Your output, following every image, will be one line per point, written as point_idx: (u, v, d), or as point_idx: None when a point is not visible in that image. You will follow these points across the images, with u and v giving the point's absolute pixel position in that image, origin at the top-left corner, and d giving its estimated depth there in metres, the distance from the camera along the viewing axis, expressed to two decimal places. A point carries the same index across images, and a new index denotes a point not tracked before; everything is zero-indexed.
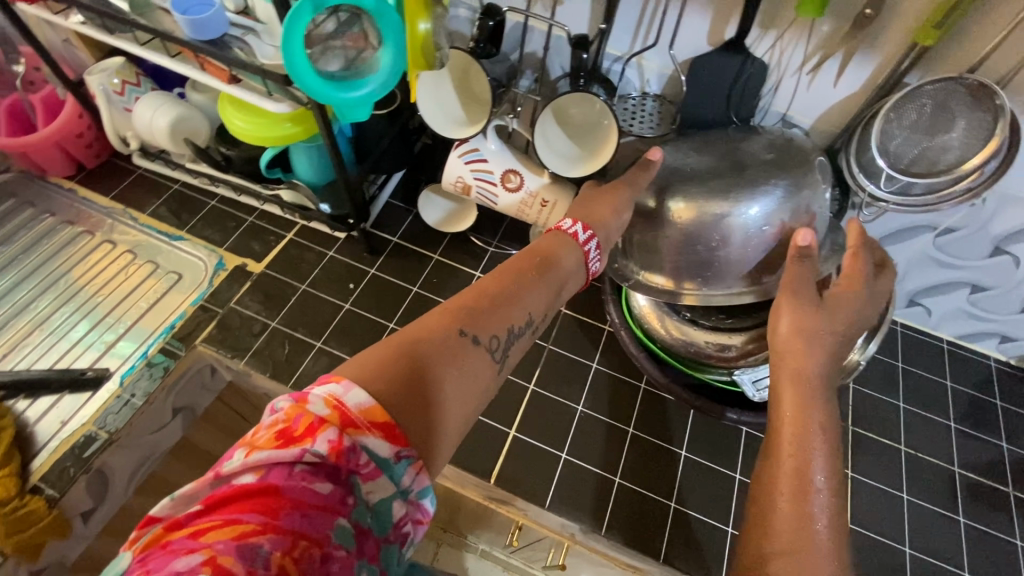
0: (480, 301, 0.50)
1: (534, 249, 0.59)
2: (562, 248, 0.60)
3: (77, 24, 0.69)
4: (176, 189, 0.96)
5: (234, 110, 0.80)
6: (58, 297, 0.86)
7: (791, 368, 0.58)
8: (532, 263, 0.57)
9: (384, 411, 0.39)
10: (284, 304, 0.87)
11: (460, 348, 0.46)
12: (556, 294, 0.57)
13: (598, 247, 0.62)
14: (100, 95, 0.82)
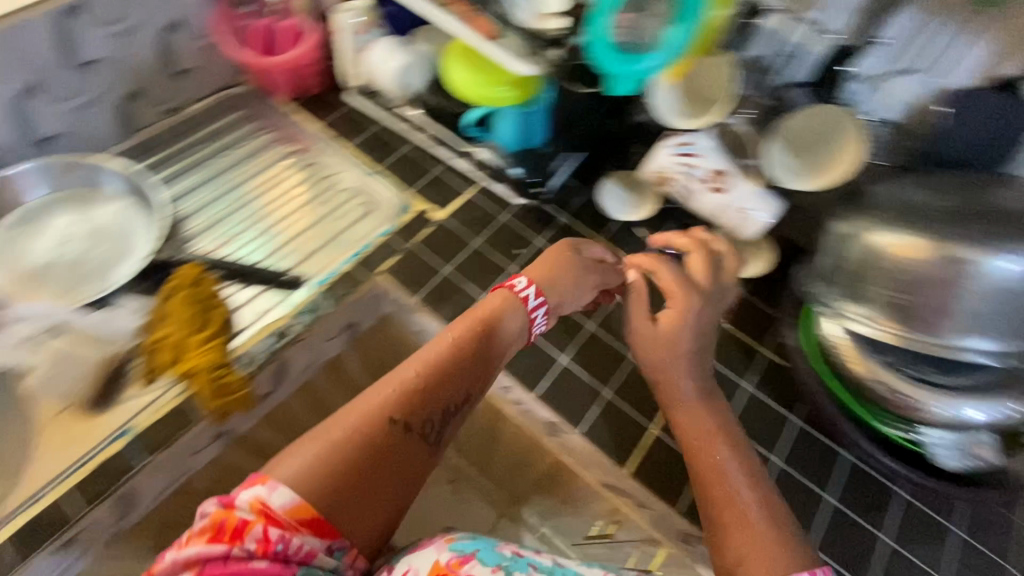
0: (442, 380, 0.59)
1: (490, 314, 0.66)
2: (508, 311, 0.67)
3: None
4: (375, 129, 1.03)
5: (456, 64, 0.86)
6: (268, 204, 0.96)
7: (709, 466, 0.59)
8: (483, 340, 0.63)
9: (334, 492, 0.51)
10: (456, 254, 0.91)
11: (395, 438, 0.55)
12: (493, 362, 0.64)
13: (544, 315, 0.71)
14: (345, 31, 0.92)
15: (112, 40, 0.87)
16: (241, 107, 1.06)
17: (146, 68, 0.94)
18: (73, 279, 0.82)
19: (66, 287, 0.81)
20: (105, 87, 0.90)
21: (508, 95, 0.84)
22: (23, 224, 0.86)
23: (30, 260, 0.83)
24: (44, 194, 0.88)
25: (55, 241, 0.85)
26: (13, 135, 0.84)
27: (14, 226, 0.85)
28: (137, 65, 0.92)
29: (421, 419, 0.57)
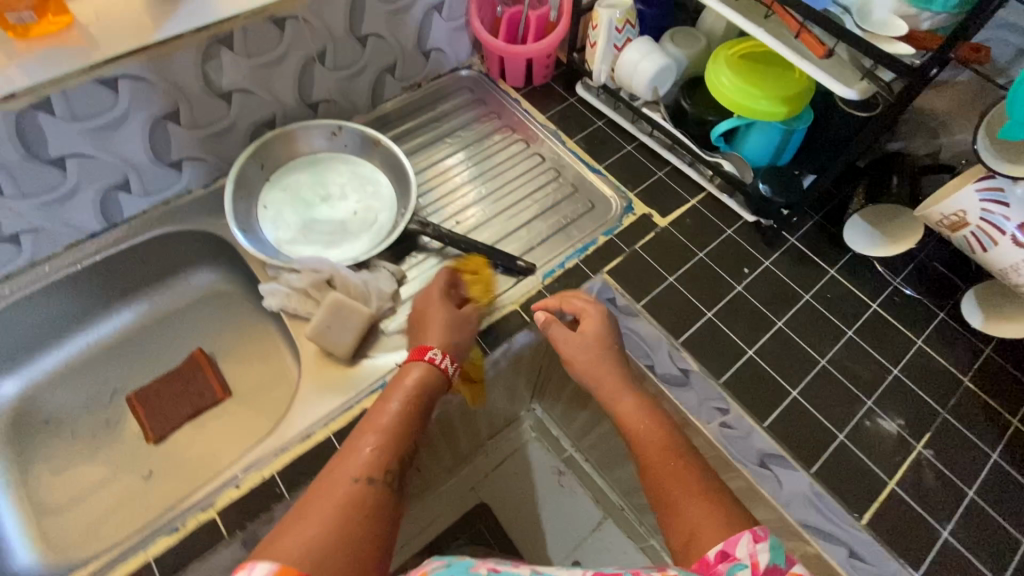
0: (365, 444, 0.63)
1: (415, 380, 0.70)
2: (431, 383, 0.71)
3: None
4: (599, 125, 1.03)
5: (723, 70, 0.82)
6: (494, 189, 0.99)
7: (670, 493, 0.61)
8: (423, 410, 0.69)
9: (327, 553, 0.51)
10: (681, 264, 0.90)
11: (362, 490, 0.58)
12: (423, 425, 0.69)
13: (448, 357, 0.74)
14: (603, 28, 0.91)
15: (390, 17, 0.92)
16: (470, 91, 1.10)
17: (405, 45, 0.99)
18: (332, 238, 0.89)
19: (328, 245, 0.88)
20: (371, 60, 0.96)
21: (774, 110, 0.79)
22: (290, 179, 0.93)
23: (296, 215, 0.90)
24: (308, 154, 0.95)
25: (315, 200, 0.92)
26: (294, 97, 0.91)
27: (282, 180, 0.93)
28: (399, 42, 0.97)
29: (386, 472, 0.61)
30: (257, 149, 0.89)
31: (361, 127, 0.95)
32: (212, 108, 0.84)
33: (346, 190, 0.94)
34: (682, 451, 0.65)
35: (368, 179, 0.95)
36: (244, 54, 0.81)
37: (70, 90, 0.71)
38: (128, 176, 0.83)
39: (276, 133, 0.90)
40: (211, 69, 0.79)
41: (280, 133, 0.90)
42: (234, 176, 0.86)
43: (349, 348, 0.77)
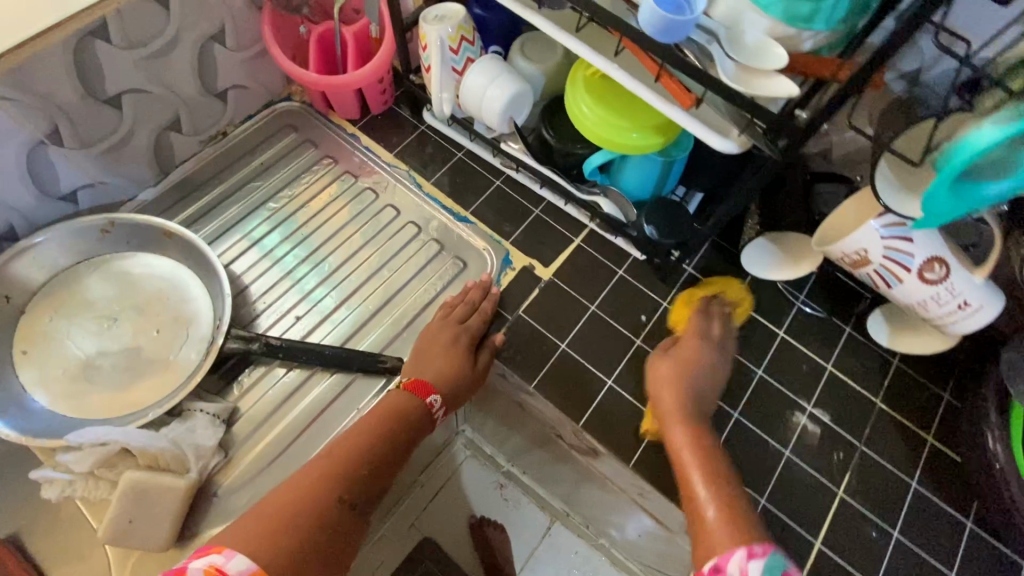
0: (360, 466, 0.61)
1: (409, 415, 0.66)
2: (423, 414, 0.67)
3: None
4: (460, 158, 0.86)
5: (585, 99, 0.67)
6: (344, 259, 0.80)
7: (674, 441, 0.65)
8: (402, 450, 0.65)
9: (323, 525, 0.56)
10: (573, 323, 0.78)
11: (337, 514, 0.58)
12: (408, 449, 0.66)
13: (441, 402, 0.69)
14: (435, 50, 0.71)
15: (145, 66, 0.69)
16: (294, 129, 0.88)
17: (185, 94, 0.75)
18: (131, 374, 0.68)
19: (125, 386, 0.68)
20: (139, 125, 0.73)
21: (649, 145, 0.65)
22: (56, 304, 0.70)
23: (74, 353, 0.68)
24: (75, 263, 0.72)
25: (98, 325, 0.70)
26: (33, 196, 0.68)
27: (46, 307, 0.70)
28: (174, 92, 0.74)
29: (361, 498, 0.61)
30: None
31: (138, 216, 0.73)
32: None
33: (139, 302, 0.73)
34: (699, 446, 0.63)
35: (167, 281, 0.74)
36: None
37: None
38: None
39: (11, 253, 0.66)
40: None
41: (18, 250, 0.67)
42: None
43: (167, 535, 0.60)
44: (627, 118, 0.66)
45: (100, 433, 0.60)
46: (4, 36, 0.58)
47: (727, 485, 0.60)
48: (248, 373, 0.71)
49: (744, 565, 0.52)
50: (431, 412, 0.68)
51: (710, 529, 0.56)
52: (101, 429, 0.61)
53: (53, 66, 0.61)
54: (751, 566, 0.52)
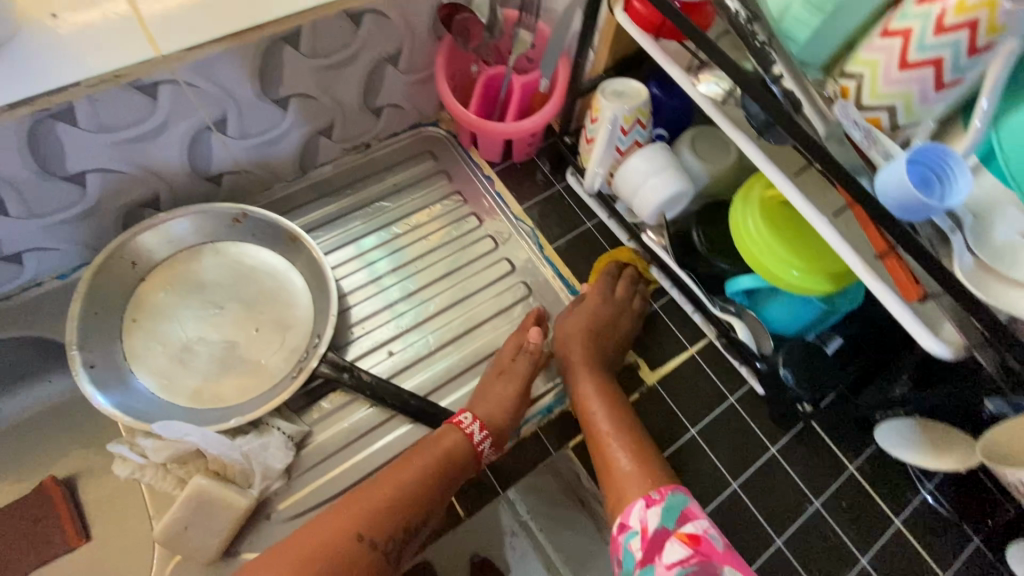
0: (396, 513, 0.57)
1: (451, 451, 0.61)
2: (467, 451, 0.62)
3: (700, 82, 0.50)
4: (588, 228, 0.83)
5: (756, 220, 0.62)
6: (448, 304, 0.77)
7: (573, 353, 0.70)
8: (446, 485, 0.60)
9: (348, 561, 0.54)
10: (666, 442, 0.71)
11: (357, 555, 0.54)
12: (448, 490, 0.60)
13: (482, 428, 0.64)
14: (605, 126, 0.67)
15: (321, 75, 0.69)
16: (432, 156, 0.87)
17: (346, 105, 0.75)
18: (223, 368, 0.68)
19: (215, 378, 0.68)
20: (295, 126, 0.73)
21: (813, 290, 0.60)
22: (172, 279, 0.71)
23: (178, 331, 0.69)
24: (202, 242, 0.73)
25: (206, 309, 0.71)
26: (182, 172, 0.68)
27: (163, 278, 0.71)
28: (337, 102, 0.74)
29: (396, 538, 0.56)
30: (118, 248, 0.66)
31: (271, 214, 0.73)
32: (58, 193, 0.62)
33: (248, 295, 0.73)
34: (604, 397, 0.67)
35: (279, 281, 0.74)
36: (92, 130, 0.58)
37: None
38: None
39: (150, 223, 0.68)
40: (45, 149, 0.57)
41: (156, 221, 0.68)
42: (85, 285, 0.64)
43: (212, 551, 0.59)
44: (799, 256, 0.60)
45: (184, 432, 0.60)
46: None
47: (648, 447, 0.63)
48: (329, 401, 0.69)
49: (643, 515, 0.56)
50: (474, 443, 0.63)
51: (632, 479, 0.60)
52: (186, 429, 0.60)
53: (240, 62, 0.61)
54: (649, 516, 0.56)
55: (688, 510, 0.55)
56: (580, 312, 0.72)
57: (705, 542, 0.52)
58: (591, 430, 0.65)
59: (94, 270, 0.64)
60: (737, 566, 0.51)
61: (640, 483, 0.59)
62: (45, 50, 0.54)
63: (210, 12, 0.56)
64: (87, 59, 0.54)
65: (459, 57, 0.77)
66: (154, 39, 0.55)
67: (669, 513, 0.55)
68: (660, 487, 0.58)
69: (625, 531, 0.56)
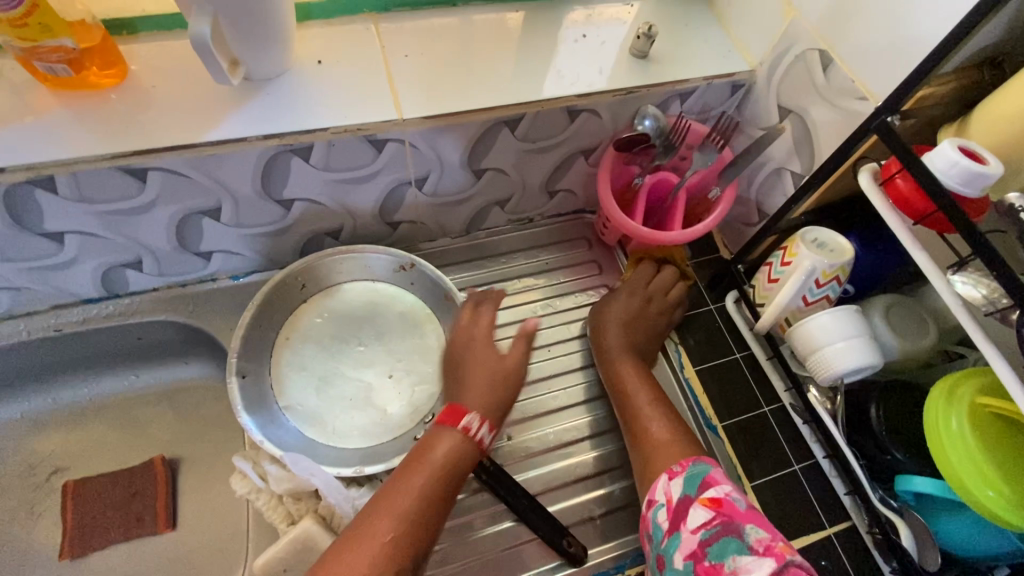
0: (406, 536, 0.52)
1: (446, 459, 0.56)
2: (503, 390, 0.63)
3: (952, 276, 0.48)
4: (736, 360, 0.77)
5: (958, 420, 0.55)
6: (576, 401, 0.75)
7: (611, 343, 0.73)
8: (453, 491, 0.56)
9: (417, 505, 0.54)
10: None
11: None
12: (451, 497, 0.56)
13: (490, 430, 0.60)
14: (798, 275, 0.63)
15: (522, 155, 0.71)
16: (589, 244, 0.86)
17: (530, 182, 0.77)
18: (351, 408, 0.69)
19: (342, 416, 0.68)
20: (480, 193, 0.75)
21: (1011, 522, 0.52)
22: (329, 308, 0.74)
23: (323, 359, 0.71)
24: (364, 278, 0.75)
25: (350, 344, 0.72)
26: (369, 213, 0.72)
27: (322, 304, 0.73)
28: (523, 179, 0.76)
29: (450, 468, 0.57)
30: (297, 270, 0.70)
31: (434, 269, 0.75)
32: (264, 212, 0.66)
33: (391, 340, 0.74)
34: (645, 382, 0.70)
35: (421, 334, 0.74)
36: (320, 167, 0.62)
37: (80, 173, 0.54)
38: (142, 258, 0.67)
39: (330, 253, 0.71)
40: (274, 174, 0.61)
41: (336, 254, 0.71)
42: (260, 298, 0.68)
43: None
44: (1001, 478, 0.53)
45: (309, 473, 0.60)
46: (446, 96, 0.62)
47: (681, 422, 0.66)
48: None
49: (668, 487, 0.57)
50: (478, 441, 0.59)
51: (667, 448, 0.62)
52: (312, 470, 0.60)
53: (462, 134, 0.64)
54: (673, 488, 0.56)
55: (709, 476, 0.54)
56: (617, 303, 0.76)
57: (727, 504, 0.51)
58: (631, 408, 0.68)
59: (272, 286, 0.68)
60: (760, 524, 0.49)
61: (672, 456, 0.61)
62: (309, 95, 0.59)
63: (455, 95, 0.62)
64: (341, 110, 0.59)
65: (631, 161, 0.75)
66: (400, 105, 0.60)
67: (691, 481, 0.55)
68: (682, 461, 0.59)
69: (653, 506, 0.57)
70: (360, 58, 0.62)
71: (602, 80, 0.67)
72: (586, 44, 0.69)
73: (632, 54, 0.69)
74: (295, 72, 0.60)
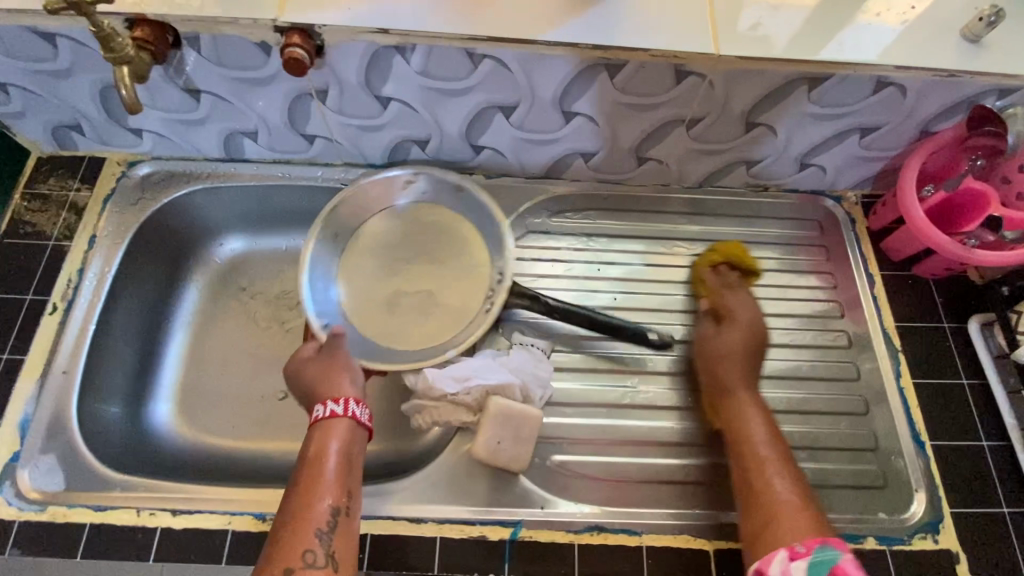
0: (329, 489, 0.58)
1: (344, 444, 0.61)
2: (346, 465, 0.60)
3: None
4: (960, 385, 0.73)
5: None
6: (776, 372, 0.77)
7: (722, 368, 0.71)
8: (343, 450, 0.61)
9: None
10: None
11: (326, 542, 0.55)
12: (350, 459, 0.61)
13: (355, 403, 0.64)
14: None
15: (803, 118, 0.70)
16: (820, 228, 0.84)
17: (790, 150, 0.76)
18: (423, 312, 0.80)
19: (416, 323, 0.79)
20: (739, 149, 0.76)
21: None
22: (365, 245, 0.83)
23: (380, 289, 0.81)
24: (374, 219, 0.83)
25: (405, 263, 0.83)
26: (629, 144, 0.75)
27: (365, 245, 0.83)
28: (786, 145, 0.75)
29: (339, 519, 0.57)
30: (330, 216, 0.79)
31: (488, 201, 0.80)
32: (549, 120, 0.71)
33: (445, 245, 0.82)
34: (763, 423, 0.66)
35: (470, 249, 0.82)
36: (621, 88, 0.66)
37: (436, 47, 0.62)
38: (431, 137, 0.76)
39: (360, 184, 0.80)
40: (578, 84, 0.66)
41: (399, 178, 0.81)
42: (326, 213, 0.78)
43: (522, 462, 0.67)
44: None
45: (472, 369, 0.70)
46: (764, 42, 0.62)
47: (799, 476, 0.62)
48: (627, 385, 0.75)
49: (788, 567, 0.53)
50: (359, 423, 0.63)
51: (793, 514, 0.57)
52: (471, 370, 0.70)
53: (761, 82, 0.65)
54: (794, 570, 0.53)
55: (839, 567, 0.51)
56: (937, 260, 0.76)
57: None
58: (737, 418, 0.68)
59: (324, 224, 0.78)
60: None
61: (787, 530, 0.56)
62: (634, 15, 0.62)
63: (770, 43, 0.62)
64: (664, 35, 0.61)
65: (967, 155, 0.72)
66: (717, 41, 0.62)
67: (819, 568, 0.51)
68: (807, 540, 0.54)
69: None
70: None
71: (926, 56, 0.63)
72: (916, 16, 0.65)
73: (963, 36, 0.64)
74: None
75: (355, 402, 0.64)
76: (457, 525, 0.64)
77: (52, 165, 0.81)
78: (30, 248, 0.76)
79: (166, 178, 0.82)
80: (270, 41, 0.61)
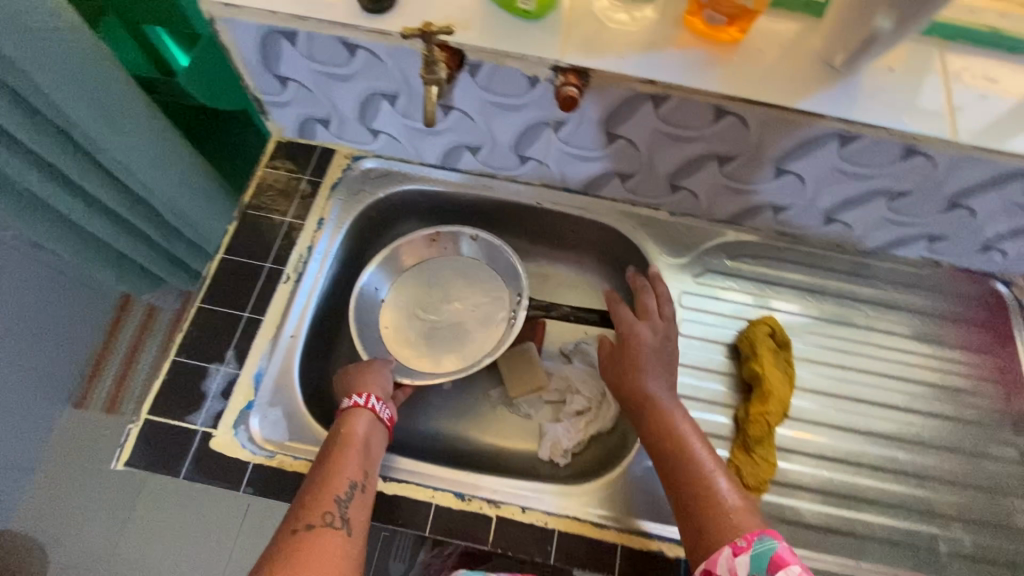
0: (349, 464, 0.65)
1: (363, 431, 0.69)
2: (362, 449, 0.67)
3: None
4: None
5: None
6: (937, 441, 0.81)
7: (635, 386, 0.74)
8: (361, 434, 0.69)
9: (320, 541, 0.58)
10: None
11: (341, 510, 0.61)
12: (366, 446, 0.68)
13: (376, 398, 0.73)
14: None
15: (1008, 206, 0.74)
16: (987, 310, 0.88)
17: (981, 233, 0.80)
18: (457, 341, 0.90)
19: (455, 349, 0.90)
20: (930, 226, 0.81)
21: None
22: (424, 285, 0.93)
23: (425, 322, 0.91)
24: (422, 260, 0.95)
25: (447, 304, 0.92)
26: (824, 206, 0.81)
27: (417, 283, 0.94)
28: (977, 228, 0.79)
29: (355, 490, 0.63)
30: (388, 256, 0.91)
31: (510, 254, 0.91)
32: (760, 174, 0.77)
33: (475, 283, 0.94)
34: (686, 422, 0.70)
35: (486, 299, 0.93)
36: (844, 157, 0.71)
37: (687, 99, 0.68)
38: (638, 173, 0.83)
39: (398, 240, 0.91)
40: (805, 148, 0.71)
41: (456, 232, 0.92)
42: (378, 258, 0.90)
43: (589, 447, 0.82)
44: None
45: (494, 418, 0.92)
46: (1000, 134, 0.66)
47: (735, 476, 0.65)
48: (791, 430, 0.80)
49: (732, 564, 0.55)
50: (376, 413, 0.72)
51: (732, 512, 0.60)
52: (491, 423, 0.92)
53: (984, 169, 0.69)
54: (738, 565, 0.54)
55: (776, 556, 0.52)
56: None
57: None
58: (647, 406, 0.71)
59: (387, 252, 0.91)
60: None
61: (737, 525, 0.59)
62: (877, 94, 0.67)
63: (1005, 135, 0.66)
64: (904, 117, 0.66)
65: None
66: (955, 128, 0.66)
67: (758, 561, 0.53)
68: (747, 533, 0.57)
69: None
70: (925, 75, 0.69)
71: None
72: None
73: None
74: (871, 71, 0.68)
75: (377, 395, 0.73)
76: (638, 537, 0.70)
77: (287, 150, 0.91)
78: (268, 222, 0.85)
79: (383, 176, 0.91)
80: (541, 75, 0.68)
